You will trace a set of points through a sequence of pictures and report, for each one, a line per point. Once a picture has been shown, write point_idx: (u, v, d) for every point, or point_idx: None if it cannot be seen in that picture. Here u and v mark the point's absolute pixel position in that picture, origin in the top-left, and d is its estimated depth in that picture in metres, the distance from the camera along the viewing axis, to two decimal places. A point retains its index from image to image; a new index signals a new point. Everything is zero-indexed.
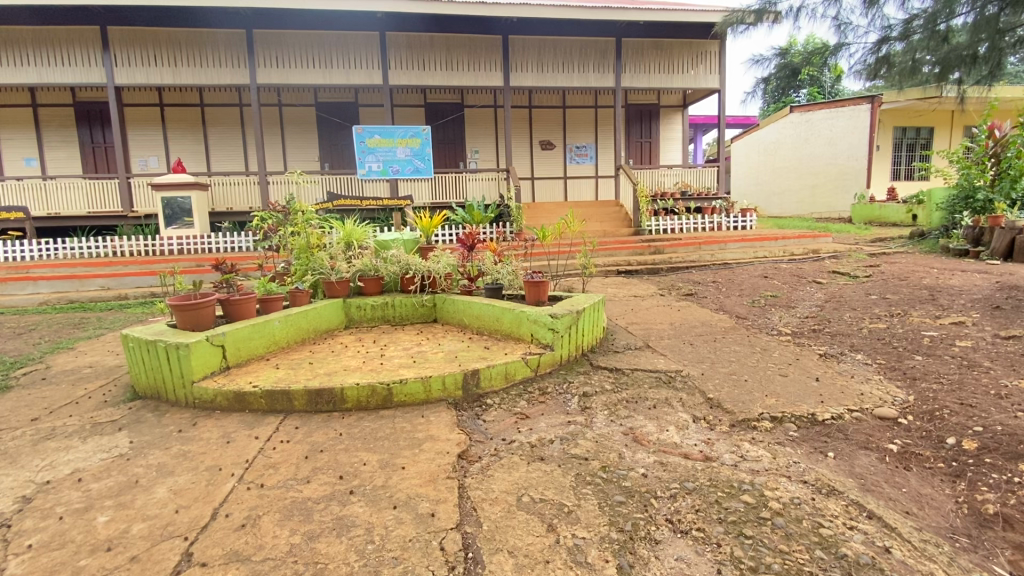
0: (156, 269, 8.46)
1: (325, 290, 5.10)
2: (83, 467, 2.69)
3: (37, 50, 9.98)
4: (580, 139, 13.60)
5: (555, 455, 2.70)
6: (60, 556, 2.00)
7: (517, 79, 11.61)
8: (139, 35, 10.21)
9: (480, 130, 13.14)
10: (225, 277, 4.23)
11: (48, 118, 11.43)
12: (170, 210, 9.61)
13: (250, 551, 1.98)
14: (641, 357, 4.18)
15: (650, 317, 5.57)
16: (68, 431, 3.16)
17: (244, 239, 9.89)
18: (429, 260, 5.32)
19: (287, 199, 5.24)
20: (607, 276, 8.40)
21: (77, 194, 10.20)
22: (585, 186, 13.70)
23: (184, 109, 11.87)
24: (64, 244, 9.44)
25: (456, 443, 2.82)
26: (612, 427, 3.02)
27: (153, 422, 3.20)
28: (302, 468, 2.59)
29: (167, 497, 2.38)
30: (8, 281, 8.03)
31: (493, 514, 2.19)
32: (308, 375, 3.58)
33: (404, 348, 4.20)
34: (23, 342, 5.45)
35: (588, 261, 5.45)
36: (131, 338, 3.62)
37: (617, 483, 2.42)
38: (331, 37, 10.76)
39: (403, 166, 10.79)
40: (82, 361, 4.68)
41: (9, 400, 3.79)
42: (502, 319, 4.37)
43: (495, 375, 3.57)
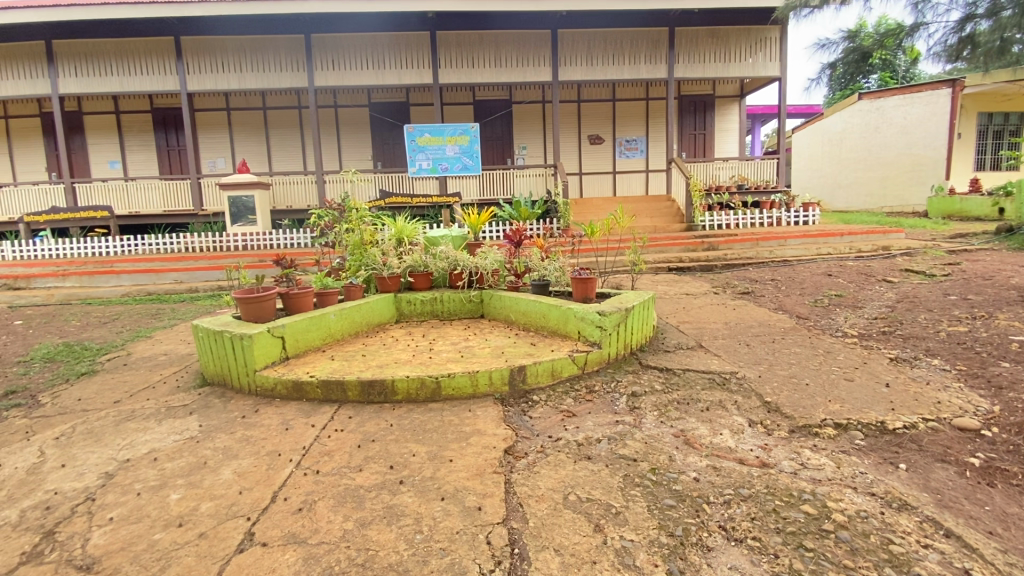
0: (223, 264, 8.99)
1: (377, 285, 5.23)
2: (158, 447, 2.90)
3: (119, 60, 10.80)
4: (630, 133, 13.31)
5: (602, 455, 2.66)
6: (138, 530, 2.16)
7: (566, 73, 11.45)
8: (208, 44, 10.87)
9: (528, 125, 13.11)
10: (285, 272, 4.47)
11: (129, 124, 12.39)
12: (235, 208, 10.20)
13: (306, 534, 2.07)
14: (694, 357, 4.05)
15: (703, 316, 5.37)
16: (145, 413, 3.41)
17: (302, 236, 10.33)
18: (477, 256, 5.35)
19: (343, 197, 5.43)
20: (657, 273, 8.18)
21: (154, 194, 11.01)
22: (634, 181, 13.42)
23: (248, 112, 12.53)
24: (144, 240, 10.22)
25: (503, 438, 2.83)
26: (663, 429, 2.94)
27: (220, 408, 3.40)
28: (355, 457, 2.68)
29: (232, 479, 2.52)
30: (95, 274, 8.77)
31: (540, 512, 2.18)
32: (361, 367, 3.69)
33: (452, 343, 4.26)
34: (108, 330, 5.94)
35: (638, 258, 5.30)
36: (201, 328, 3.85)
37: (667, 486, 2.35)
38: (384, 38, 11.05)
39: (452, 164, 10.99)
40: (158, 348, 5.06)
41: (96, 383, 4.14)
42: (550, 316, 4.34)
43: (542, 371, 3.56)
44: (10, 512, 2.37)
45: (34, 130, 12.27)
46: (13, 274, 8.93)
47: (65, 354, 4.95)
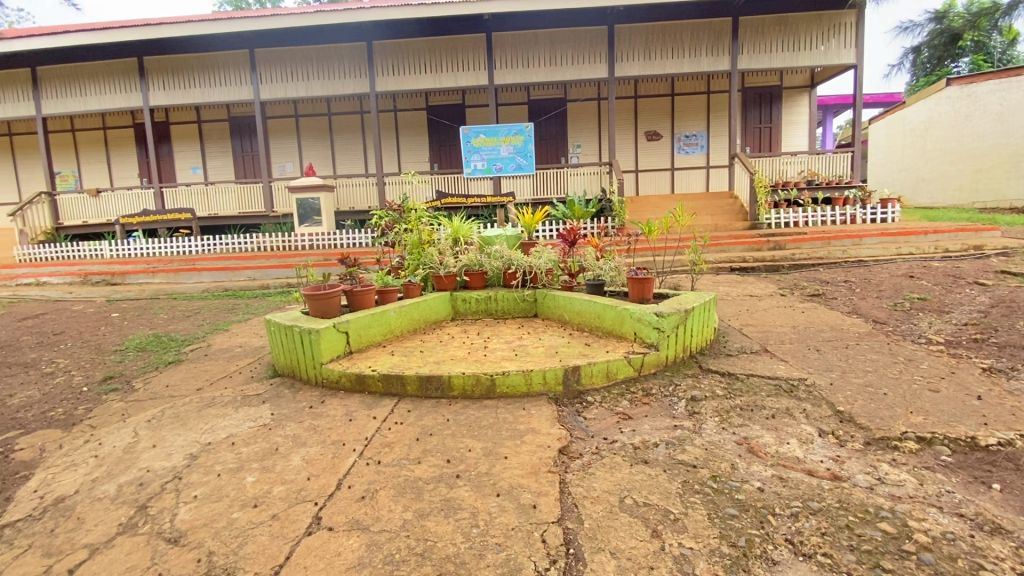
0: (292, 262, 9.53)
1: (433, 284, 5.37)
2: (236, 433, 3.11)
3: (201, 73, 11.68)
4: (689, 128, 12.89)
5: (660, 459, 2.59)
6: (219, 508, 2.34)
7: (623, 69, 11.27)
8: (279, 55, 11.54)
9: (583, 124, 12.99)
10: (349, 270, 4.68)
11: (209, 132, 13.36)
12: (303, 210, 10.77)
13: (369, 522, 2.16)
14: (758, 362, 3.87)
15: (768, 319, 5.12)
16: (223, 400, 3.68)
17: (363, 236, 10.76)
18: (532, 255, 5.37)
19: (402, 198, 5.61)
20: (718, 274, 7.88)
21: (230, 197, 11.81)
22: (694, 178, 12.97)
23: (314, 118, 13.19)
24: (222, 240, 11.02)
25: (558, 437, 2.83)
26: (725, 435, 2.83)
27: (290, 398, 3.62)
28: (413, 450, 2.76)
29: (301, 465, 2.67)
30: (179, 271, 9.54)
31: (596, 513, 2.16)
32: (419, 362, 3.80)
33: (506, 341, 4.30)
34: (191, 323, 6.45)
35: (699, 258, 5.12)
36: (274, 323, 4.10)
37: (729, 495, 2.27)
38: (442, 43, 11.30)
39: (507, 164, 11.09)
40: (234, 341, 5.43)
41: (181, 371, 4.52)
42: (605, 317, 4.28)
43: (597, 372, 3.52)
44: (110, 486, 2.63)
45: (128, 139, 13.49)
46: (111, 270, 9.88)
47: (155, 345, 5.42)
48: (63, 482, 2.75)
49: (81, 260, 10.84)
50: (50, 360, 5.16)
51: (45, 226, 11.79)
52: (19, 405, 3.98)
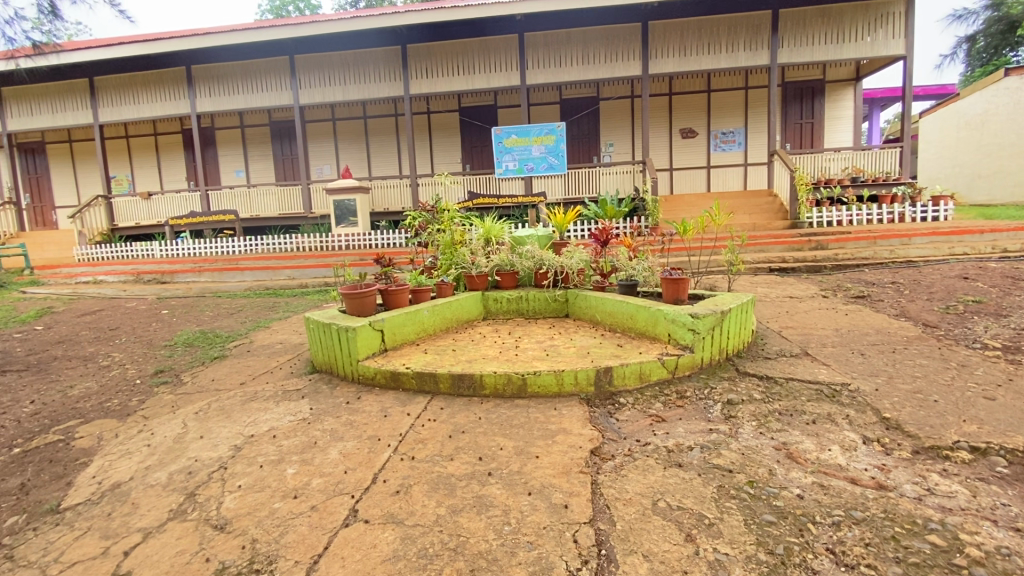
0: (329, 262, 9.81)
1: (465, 283, 5.43)
2: (277, 426, 3.23)
3: (245, 80, 12.15)
4: (726, 125, 12.58)
5: (695, 463, 2.55)
6: (261, 498, 2.43)
7: (657, 66, 11.11)
8: (318, 60, 11.88)
9: (616, 122, 12.85)
10: (384, 270, 4.78)
11: (252, 137, 13.88)
12: (339, 211, 11.13)
13: (404, 516, 2.21)
14: (798, 365, 3.75)
15: (809, 321, 4.95)
16: (265, 394, 3.82)
17: (398, 236, 10.96)
18: (563, 255, 5.36)
19: (436, 198, 5.70)
20: (757, 274, 7.66)
21: (271, 199, 12.22)
22: (732, 175, 12.65)
23: (351, 121, 13.53)
24: (263, 240, 11.43)
25: (589, 438, 2.82)
26: (762, 440, 2.76)
27: (328, 394, 3.73)
28: (446, 447, 2.80)
29: (338, 459, 2.75)
30: (224, 271, 9.96)
31: (628, 515, 2.15)
32: (451, 361, 3.85)
33: (537, 341, 4.30)
34: (235, 320, 6.73)
35: (736, 258, 5.00)
36: (312, 320, 4.23)
37: (766, 501, 2.21)
38: (475, 45, 11.40)
39: (538, 163, 11.08)
40: (274, 337, 5.63)
41: (226, 366, 4.72)
42: (638, 317, 4.23)
43: (629, 373, 3.48)
44: (161, 474, 2.78)
45: (177, 145, 14.15)
46: (161, 269, 10.39)
47: (201, 340, 5.68)
48: (119, 469, 2.91)
49: (134, 260, 11.45)
50: (107, 353, 5.47)
51: (101, 228, 12.49)
52: (79, 395, 4.24)
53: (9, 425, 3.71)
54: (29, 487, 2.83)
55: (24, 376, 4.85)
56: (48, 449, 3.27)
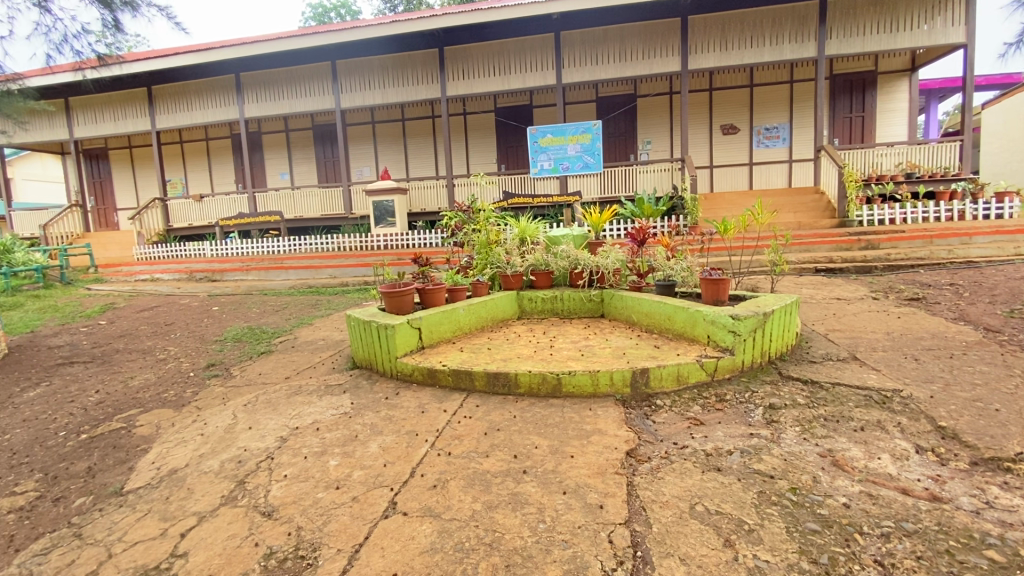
0: (369, 261, 10.07)
1: (501, 283, 5.47)
2: (320, 419, 3.36)
3: (290, 86, 12.61)
4: (770, 120, 12.17)
5: (734, 468, 2.49)
6: (306, 488, 2.53)
7: (696, 61, 10.85)
8: (359, 65, 12.20)
9: (654, 119, 12.64)
10: (422, 269, 4.88)
11: (296, 140, 14.39)
12: (378, 212, 11.41)
13: (441, 510, 2.26)
14: (845, 369, 3.61)
15: (858, 324, 4.74)
16: (309, 388, 3.97)
17: (434, 236, 11.13)
18: (599, 254, 5.34)
19: (472, 199, 5.77)
20: (802, 274, 7.39)
21: (314, 200, 12.61)
22: (775, 172, 12.25)
23: (390, 124, 13.84)
24: (306, 240, 11.85)
25: (625, 440, 2.80)
26: (806, 446, 2.67)
27: (367, 389, 3.84)
28: (482, 443, 2.84)
29: (378, 452, 2.83)
30: (270, 270, 10.39)
31: (665, 518, 2.12)
32: (487, 359, 3.90)
33: (572, 341, 4.29)
34: (280, 317, 7.00)
35: (779, 258, 4.84)
36: (353, 318, 4.36)
37: (810, 508, 2.14)
38: (511, 45, 11.43)
39: (573, 163, 11.03)
40: (317, 334, 5.84)
41: (273, 360, 4.93)
42: (676, 318, 4.17)
43: (667, 375, 3.43)
44: (214, 461, 2.94)
45: (226, 149, 14.82)
46: (212, 268, 10.93)
47: (249, 336, 5.94)
48: (175, 456, 3.09)
49: (187, 259, 12.08)
50: (163, 347, 5.80)
51: (158, 228, 13.23)
52: (139, 386, 4.52)
53: (77, 412, 3.99)
54: (96, 470, 3.04)
55: (90, 368, 5.20)
56: (112, 436, 3.51)
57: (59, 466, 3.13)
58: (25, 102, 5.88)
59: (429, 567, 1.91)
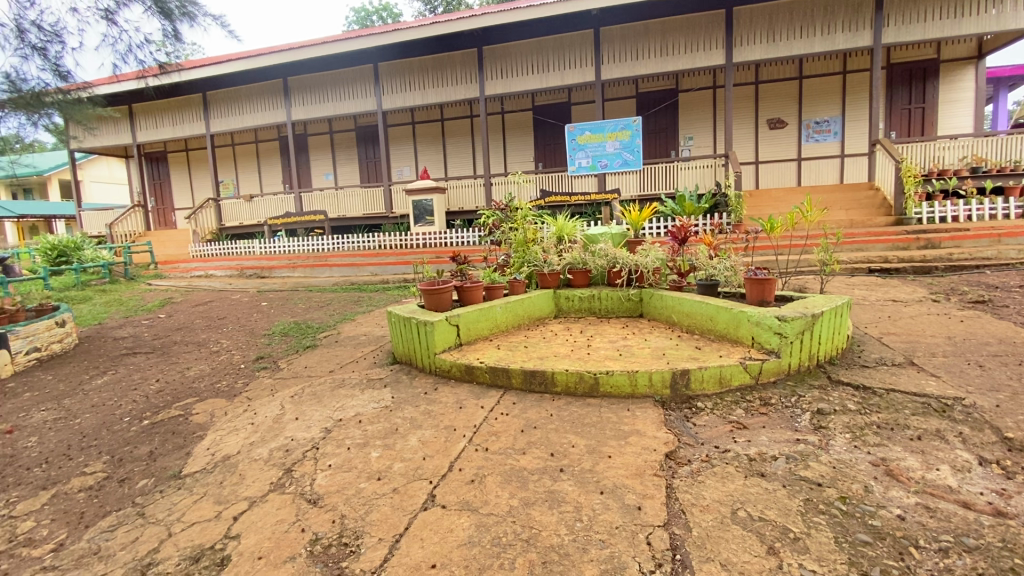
0: (408, 259, 10.29)
1: (538, 281, 5.48)
2: (362, 412, 3.46)
3: (335, 89, 13.01)
4: (821, 113, 11.65)
5: (779, 474, 2.41)
6: (349, 478, 2.62)
7: (742, 54, 10.49)
8: (400, 67, 12.45)
9: (696, 114, 12.32)
10: (460, 268, 4.94)
11: (340, 141, 14.83)
12: (417, 211, 11.65)
13: (478, 504, 2.29)
14: (901, 375, 3.43)
15: (915, 327, 4.49)
16: (351, 382, 4.11)
17: (472, 234, 11.25)
18: (638, 253, 5.26)
19: (509, 198, 5.80)
20: (853, 275, 7.07)
21: (356, 200, 12.93)
22: (826, 167, 11.74)
23: (429, 124, 14.06)
24: (349, 238, 12.22)
25: (664, 442, 2.76)
26: (857, 454, 2.56)
27: (407, 383, 3.93)
28: (519, 441, 2.86)
29: (418, 445, 2.90)
30: (315, 267, 10.76)
31: (705, 522, 2.08)
32: (523, 357, 3.91)
33: (610, 341, 4.24)
34: (324, 313, 7.24)
35: (830, 257, 4.64)
36: (394, 314, 4.48)
37: (861, 519, 2.05)
38: (550, 42, 11.39)
39: (612, 160, 10.88)
40: (359, 329, 6.01)
41: (318, 354, 5.11)
42: (718, 319, 4.06)
43: (708, 377, 3.35)
44: (263, 450, 3.08)
45: (275, 150, 15.42)
46: (262, 265, 11.42)
47: (295, 331, 6.18)
48: (228, 443, 3.26)
49: (238, 256, 12.67)
50: (217, 340, 6.11)
51: (211, 227, 13.93)
52: (196, 376, 4.79)
53: (141, 399, 4.27)
54: (156, 454, 3.24)
55: (151, 358, 5.54)
56: (171, 422, 3.73)
57: (125, 449, 3.36)
58: (94, 109, 6.29)
59: (467, 560, 1.94)
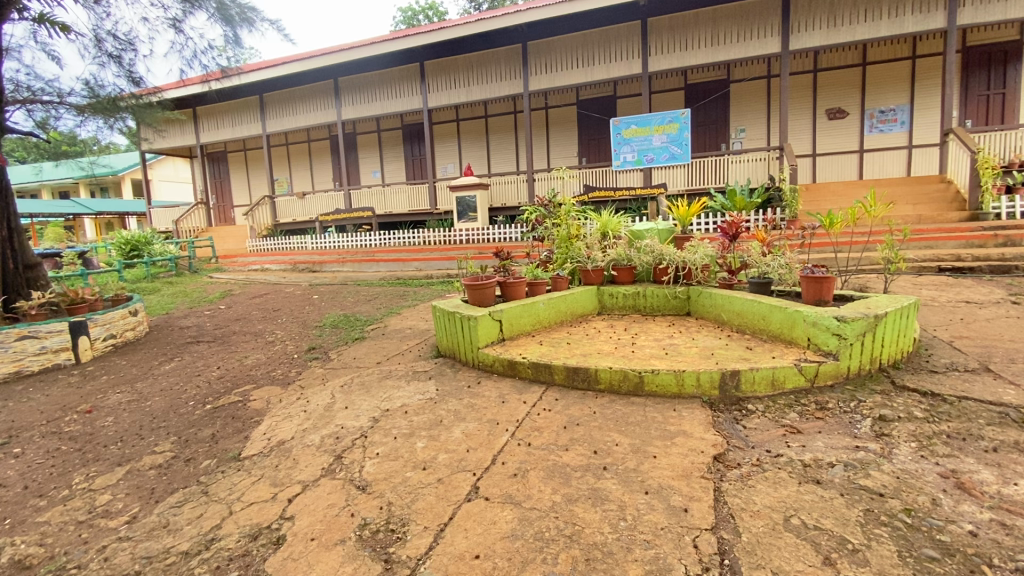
0: (452, 255, 10.42)
1: (581, 277, 5.44)
2: (408, 403, 3.55)
3: (382, 88, 13.33)
4: (886, 102, 10.95)
5: (836, 482, 2.30)
6: (395, 466, 2.69)
7: (799, 41, 9.99)
8: (445, 64, 12.60)
9: (748, 106, 11.85)
10: (503, 263, 4.97)
11: (387, 139, 15.19)
12: (461, 207, 11.80)
13: (521, 498, 2.30)
14: (975, 382, 3.19)
15: (992, 331, 4.16)
16: (398, 373, 4.22)
17: (515, 230, 11.28)
18: (685, 249, 5.14)
19: (552, 193, 5.75)
20: (921, 274, 6.61)
21: (402, 197, 13.21)
22: (891, 160, 11.02)
23: (474, 121, 14.17)
24: (395, 234, 12.51)
25: (712, 444, 2.68)
26: (924, 465, 2.40)
27: (451, 376, 4.00)
28: (562, 437, 2.85)
29: (461, 437, 2.94)
30: (362, 262, 11.09)
31: (756, 528, 2.01)
32: (567, 353, 3.89)
33: (655, 340, 4.15)
34: (372, 306, 7.46)
35: (895, 254, 4.35)
36: (438, 308, 4.56)
37: (927, 533, 1.93)
38: (595, 35, 11.23)
39: (659, 154, 10.64)
40: (405, 322, 6.16)
41: (366, 346, 5.28)
42: (772, 319, 3.90)
43: (760, 379, 3.23)
44: (315, 436, 3.21)
45: (326, 149, 15.98)
46: (313, 260, 11.88)
47: (345, 323, 6.40)
48: (283, 429, 3.42)
49: (291, 251, 13.23)
50: (272, 330, 6.41)
51: (267, 223, 14.61)
52: (253, 364, 5.05)
53: (204, 385, 4.55)
54: (218, 437, 3.44)
55: (212, 346, 5.87)
56: (231, 407, 3.95)
57: (190, 431, 3.59)
58: (164, 111, 6.72)
59: (509, 552, 1.96)
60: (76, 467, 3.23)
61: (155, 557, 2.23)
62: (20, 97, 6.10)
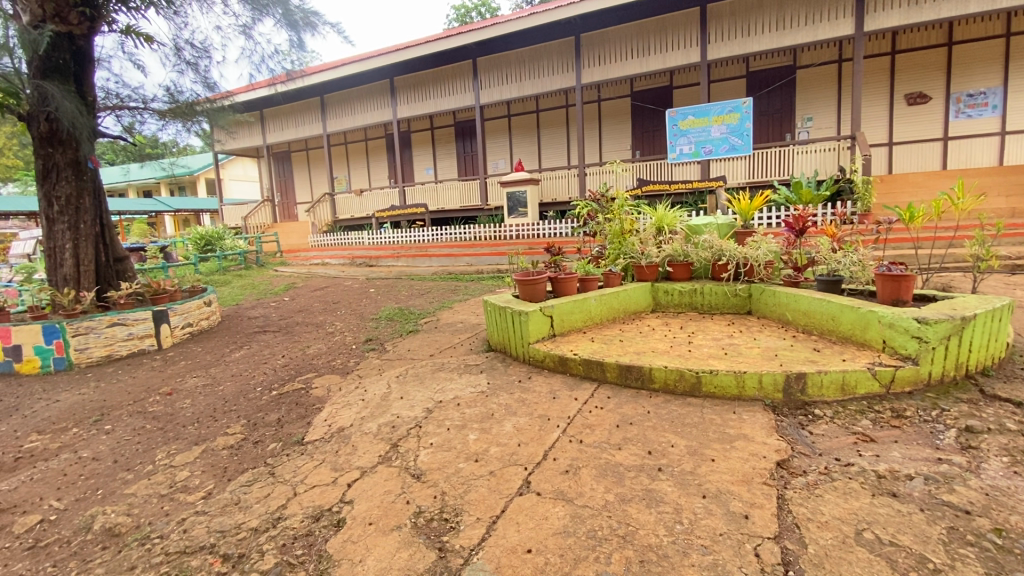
0: (503, 251, 10.49)
1: (634, 274, 5.33)
2: (460, 395, 3.61)
3: (436, 87, 13.55)
4: (975, 84, 10.01)
5: (915, 496, 2.13)
6: (448, 457, 2.75)
7: (876, 21, 9.27)
8: (497, 60, 12.63)
9: (816, 93, 11.16)
10: (554, 259, 4.94)
11: (440, 137, 15.45)
12: (512, 203, 11.83)
13: (573, 495, 2.29)
14: None
15: None
16: (450, 366, 4.30)
17: (565, 226, 11.19)
18: (747, 245, 4.91)
19: (605, 188, 5.63)
20: (1015, 273, 6.03)
21: (454, 193, 13.40)
22: (981, 147, 10.08)
23: (525, 116, 14.15)
24: (447, 230, 12.72)
25: (776, 449, 2.56)
26: (1018, 482, 2.18)
27: (502, 371, 4.03)
28: (614, 435, 2.81)
29: (513, 432, 2.96)
30: (415, 257, 11.35)
31: (824, 540, 1.90)
32: (619, 351, 3.83)
33: (713, 339, 4.01)
34: (425, 300, 7.64)
35: (985, 251, 3.97)
36: (489, 304, 4.59)
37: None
38: (650, 24, 10.91)
39: (717, 146, 10.21)
40: (456, 316, 6.27)
41: (419, 338, 5.41)
42: (842, 319, 3.66)
43: (828, 383, 3.05)
44: (372, 424, 3.33)
45: (382, 148, 16.47)
46: (370, 255, 12.29)
47: (399, 316, 6.59)
48: (342, 416, 3.57)
49: (349, 247, 13.73)
50: (332, 322, 6.70)
51: (327, 220, 15.25)
52: (315, 353, 5.30)
53: (270, 372, 4.83)
54: (284, 422, 3.64)
55: (277, 336, 6.22)
56: (295, 394, 4.16)
57: (257, 415, 3.82)
58: (234, 114, 7.14)
59: (561, 549, 1.95)
60: (158, 445, 3.51)
61: (228, 531, 2.39)
62: (110, 104, 6.66)
